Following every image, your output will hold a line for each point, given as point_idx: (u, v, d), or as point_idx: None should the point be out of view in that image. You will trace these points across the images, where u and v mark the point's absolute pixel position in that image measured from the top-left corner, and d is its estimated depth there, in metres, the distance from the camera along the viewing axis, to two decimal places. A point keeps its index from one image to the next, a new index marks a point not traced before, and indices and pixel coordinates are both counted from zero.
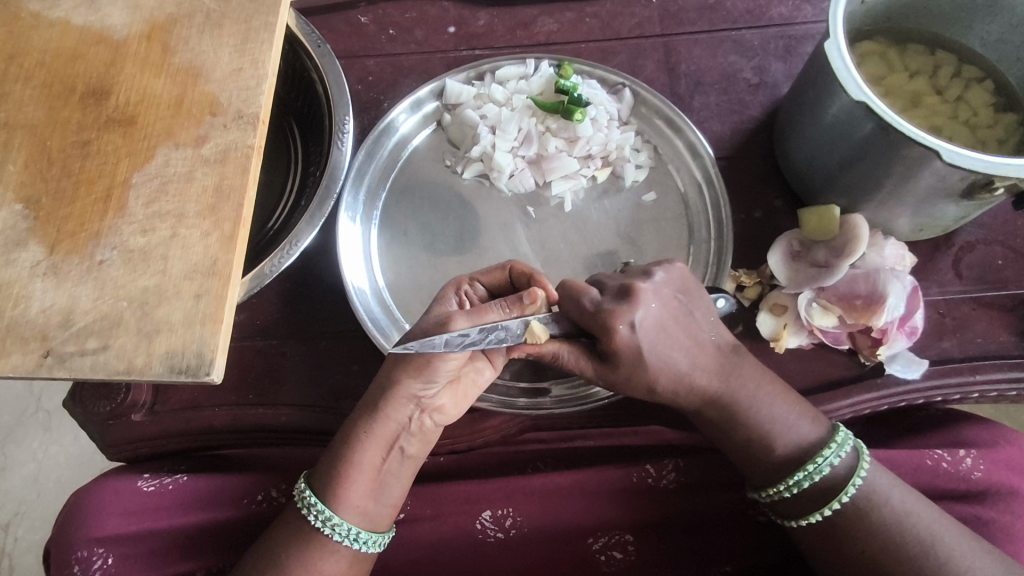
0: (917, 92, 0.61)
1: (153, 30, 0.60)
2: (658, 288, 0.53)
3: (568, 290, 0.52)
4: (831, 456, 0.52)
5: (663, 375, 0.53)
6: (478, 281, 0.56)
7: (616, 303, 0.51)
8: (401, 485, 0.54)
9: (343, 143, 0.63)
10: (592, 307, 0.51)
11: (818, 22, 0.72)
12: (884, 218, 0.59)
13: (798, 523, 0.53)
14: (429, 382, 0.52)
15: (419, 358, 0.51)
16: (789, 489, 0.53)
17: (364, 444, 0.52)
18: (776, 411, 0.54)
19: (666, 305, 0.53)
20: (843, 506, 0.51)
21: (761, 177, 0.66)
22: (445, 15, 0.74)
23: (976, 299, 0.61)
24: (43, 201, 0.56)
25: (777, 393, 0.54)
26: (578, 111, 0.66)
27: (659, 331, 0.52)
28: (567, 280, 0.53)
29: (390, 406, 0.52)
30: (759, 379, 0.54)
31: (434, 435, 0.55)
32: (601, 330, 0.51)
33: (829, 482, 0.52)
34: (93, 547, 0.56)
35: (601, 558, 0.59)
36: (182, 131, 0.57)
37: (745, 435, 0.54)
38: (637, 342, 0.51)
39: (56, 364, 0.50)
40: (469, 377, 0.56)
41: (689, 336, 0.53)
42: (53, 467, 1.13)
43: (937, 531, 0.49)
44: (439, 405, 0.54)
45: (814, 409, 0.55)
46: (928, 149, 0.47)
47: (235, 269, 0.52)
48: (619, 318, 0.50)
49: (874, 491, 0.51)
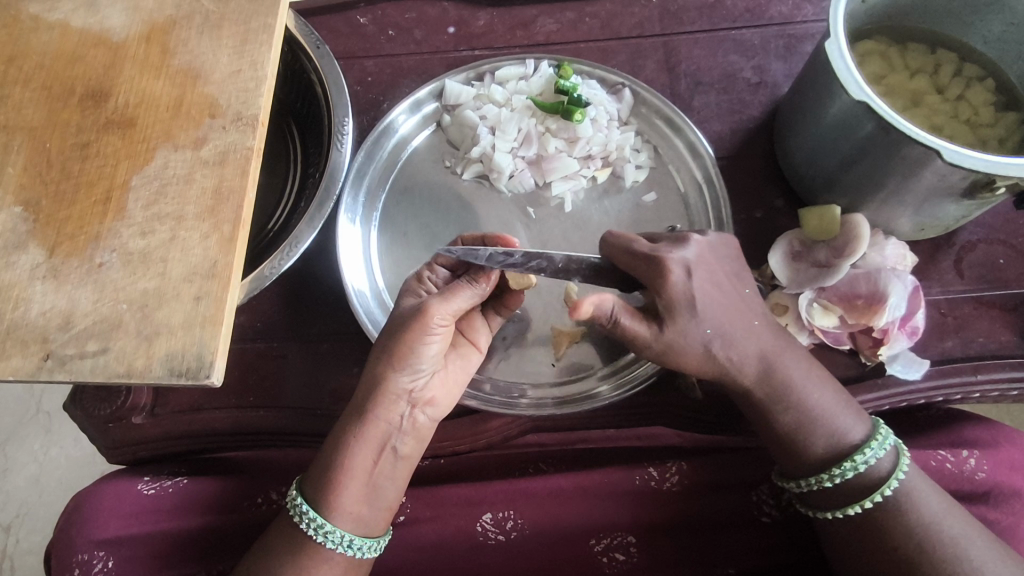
0: (918, 91, 0.61)
1: (152, 31, 0.60)
2: (711, 246, 0.54)
3: (616, 238, 0.54)
4: (876, 449, 0.51)
5: (719, 335, 0.51)
6: (438, 264, 0.55)
7: (669, 250, 0.52)
8: (397, 488, 0.53)
9: (343, 144, 0.63)
10: (646, 250, 0.52)
11: (819, 21, 0.71)
12: (886, 218, 0.59)
13: (833, 515, 0.52)
14: (416, 372, 0.52)
15: (402, 348, 0.51)
16: (832, 479, 0.52)
17: (353, 447, 0.50)
18: (813, 400, 0.53)
19: (716, 262, 0.53)
20: (883, 500, 0.50)
21: (762, 177, 0.66)
22: (444, 15, 0.74)
23: (978, 299, 0.61)
24: (42, 203, 0.55)
25: (820, 379, 0.54)
26: (578, 111, 0.66)
27: (714, 288, 0.52)
28: (615, 231, 0.55)
29: (378, 405, 0.51)
30: (803, 361, 0.54)
31: (428, 432, 0.54)
32: (650, 271, 0.52)
33: (869, 476, 0.51)
34: (94, 550, 0.57)
35: (604, 560, 0.59)
36: (181, 133, 0.57)
37: (791, 421, 0.53)
38: (692, 292, 0.51)
39: (56, 366, 0.50)
40: (456, 364, 0.56)
41: (744, 304, 0.53)
42: (54, 469, 1.13)
43: (963, 534, 0.49)
44: (429, 398, 0.53)
45: (855, 403, 0.55)
46: (929, 149, 0.47)
47: (234, 271, 0.52)
48: (672, 260, 0.51)
49: (913, 489, 0.50)
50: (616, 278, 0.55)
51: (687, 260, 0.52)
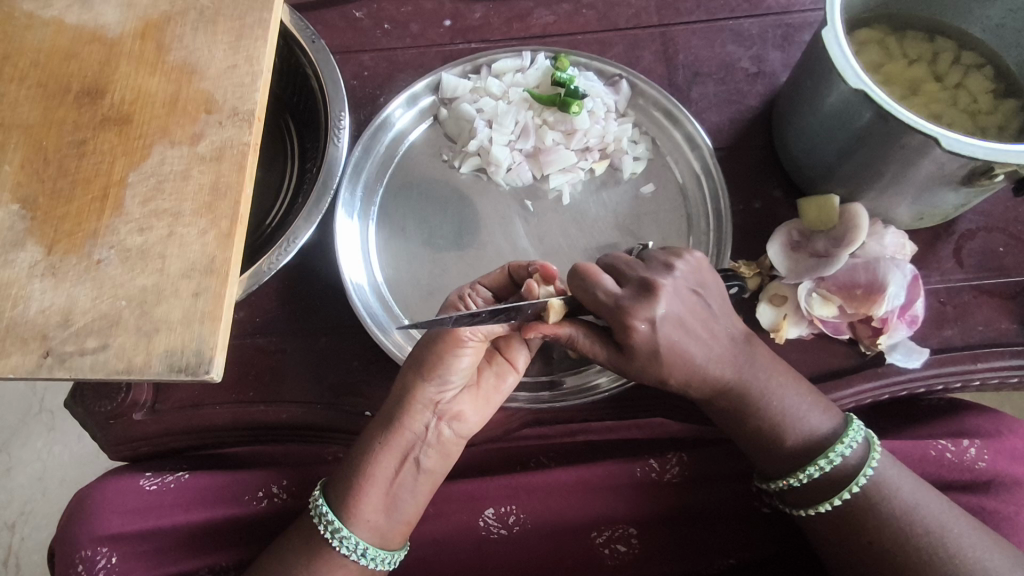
0: (917, 79, 0.61)
1: (146, 27, 0.60)
2: (676, 284, 0.51)
3: (582, 276, 0.50)
4: (844, 446, 0.52)
5: (679, 364, 0.51)
6: (481, 285, 0.55)
7: (634, 301, 0.49)
8: (418, 502, 0.53)
9: (339, 138, 0.63)
10: (610, 300, 0.49)
11: (816, 9, 0.71)
12: (884, 206, 0.58)
13: (807, 512, 0.53)
14: (444, 383, 0.53)
15: (433, 358, 0.52)
16: (799, 480, 0.52)
17: (377, 454, 0.51)
18: (792, 401, 0.53)
19: (684, 303, 0.50)
20: (853, 497, 0.51)
21: (760, 168, 0.66)
22: (440, 8, 0.74)
23: (977, 287, 0.61)
24: (40, 200, 0.55)
25: (791, 382, 0.54)
26: (575, 103, 0.66)
27: (679, 327, 0.50)
28: (582, 265, 0.50)
29: (405, 414, 0.52)
30: (768, 367, 0.54)
31: (453, 449, 0.55)
32: (615, 323, 0.49)
33: (839, 473, 0.52)
34: (98, 547, 0.57)
35: (605, 552, 0.59)
36: (178, 129, 0.56)
37: (756, 426, 0.53)
38: (655, 341, 0.49)
39: (55, 364, 0.50)
40: (489, 382, 0.56)
41: (706, 330, 0.51)
42: (57, 467, 1.13)
43: (944, 523, 0.49)
44: (457, 413, 0.54)
45: (827, 401, 0.55)
46: (928, 137, 0.47)
47: (233, 267, 0.52)
48: (637, 315, 0.48)
49: (884, 483, 0.50)
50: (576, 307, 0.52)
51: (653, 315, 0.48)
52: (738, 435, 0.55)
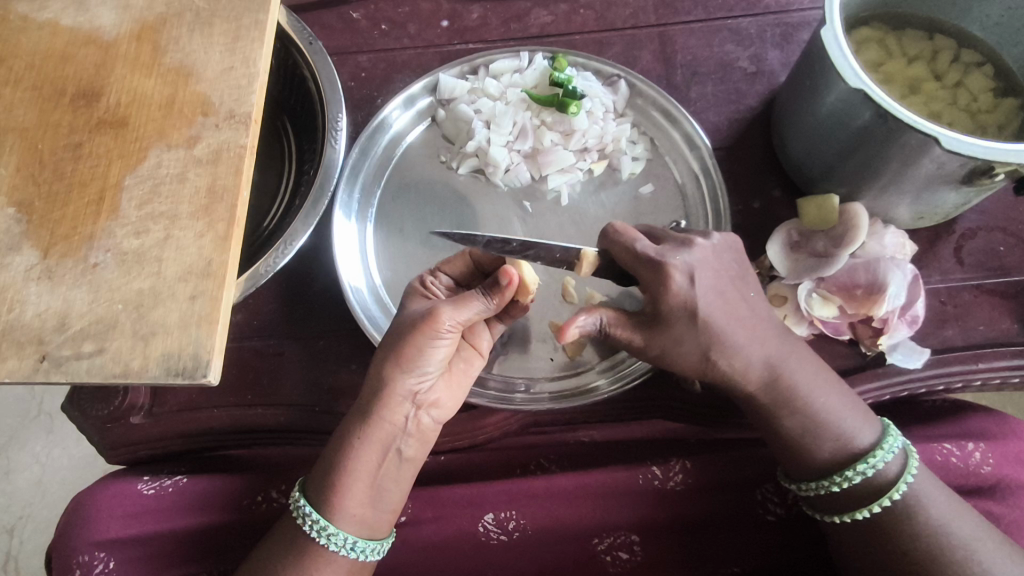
0: (917, 78, 0.61)
1: (142, 29, 0.60)
2: (717, 248, 0.52)
3: (620, 234, 0.52)
4: (886, 453, 0.51)
5: (720, 343, 0.50)
6: (442, 272, 0.57)
7: (673, 253, 0.50)
8: (401, 489, 0.53)
9: (336, 140, 0.63)
10: (650, 252, 0.50)
11: (815, 8, 0.71)
12: (884, 206, 0.58)
13: (842, 519, 0.52)
14: (422, 373, 0.51)
15: (410, 349, 0.50)
16: (839, 485, 0.51)
17: (357, 450, 0.50)
18: (831, 401, 0.52)
19: (722, 268, 0.51)
20: (893, 504, 0.50)
21: (760, 169, 0.66)
22: (437, 8, 0.73)
23: (978, 286, 0.61)
24: (35, 204, 0.55)
25: (830, 381, 0.53)
26: (573, 104, 0.66)
27: (717, 296, 0.50)
28: (617, 226, 0.53)
29: (384, 407, 0.50)
30: (810, 365, 0.53)
31: (431, 434, 0.54)
32: (653, 277, 0.50)
33: (879, 480, 0.51)
34: (95, 551, 0.57)
35: (607, 559, 0.59)
36: (174, 131, 0.56)
37: (797, 425, 0.52)
38: (694, 299, 0.49)
39: (52, 368, 0.50)
40: (460, 367, 0.55)
41: (748, 311, 0.52)
42: (56, 470, 1.13)
43: (955, 531, 0.49)
44: (435, 401, 0.53)
45: (864, 406, 0.54)
46: (927, 136, 0.47)
47: (230, 269, 0.52)
48: (676, 267, 0.49)
49: (922, 492, 0.50)
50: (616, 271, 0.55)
51: (692, 267, 0.50)
52: (773, 435, 0.54)
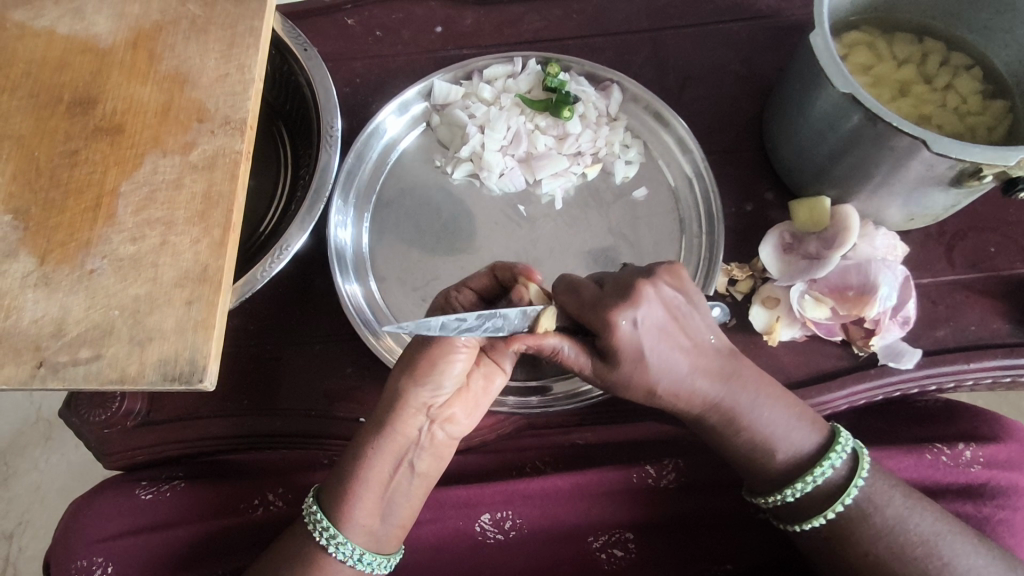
0: (906, 81, 0.61)
1: (138, 37, 0.60)
2: (661, 286, 0.50)
3: (564, 285, 0.50)
4: (833, 458, 0.52)
5: (663, 378, 0.50)
6: (465, 287, 0.53)
7: (616, 300, 0.48)
8: (412, 505, 0.53)
9: (333, 146, 0.63)
10: (591, 300, 0.48)
11: (806, 13, 0.72)
12: (875, 208, 0.59)
13: (801, 527, 0.52)
14: (436, 388, 0.51)
15: (425, 362, 0.51)
16: (794, 494, 0.52)
17: (370, 459, 0.50)
18: (776, 416, 0.52)
19: (666, 307, 0.49)
20: (846, 509, 0.50)
21: (752, 172, 0.66)
22: (432, 14, 0.74)
23: (969, 287, 0.61)
24: (32, 211, 0.56)
25: (775, 398, 0.53)
26: (567, 108, 0.67)
27: (658, 332, 0.49)
28: (565, 277, 0.50)
29: (398, 419, 0.51)
30: (752, 387, 0.52)
31: (446, 449, 0.54)
32: (597, 323, 0.48)
33: (828, 485, 0.52)
34: (93, 556, 0.57)
35: (603, 557, 0.59)
36: (169, 138, 0.56)
37: (747, 442, 0.53)
38: (638, 340, 0.48)
39: (49, 374, 0.51)
40: (479, 386, 0.55)
41: (691, 341, 0.51)
42: (55, 476, 1.13)
43: (944, 532, 0.49)
44: (450, 417, 0.53)
45: (812, 412, 0.54)
46: (915, 138, 0.47)
47: (226, 275, 0.52)
48: (620, 314, 0.47)
49: (876, 493, 0.50)
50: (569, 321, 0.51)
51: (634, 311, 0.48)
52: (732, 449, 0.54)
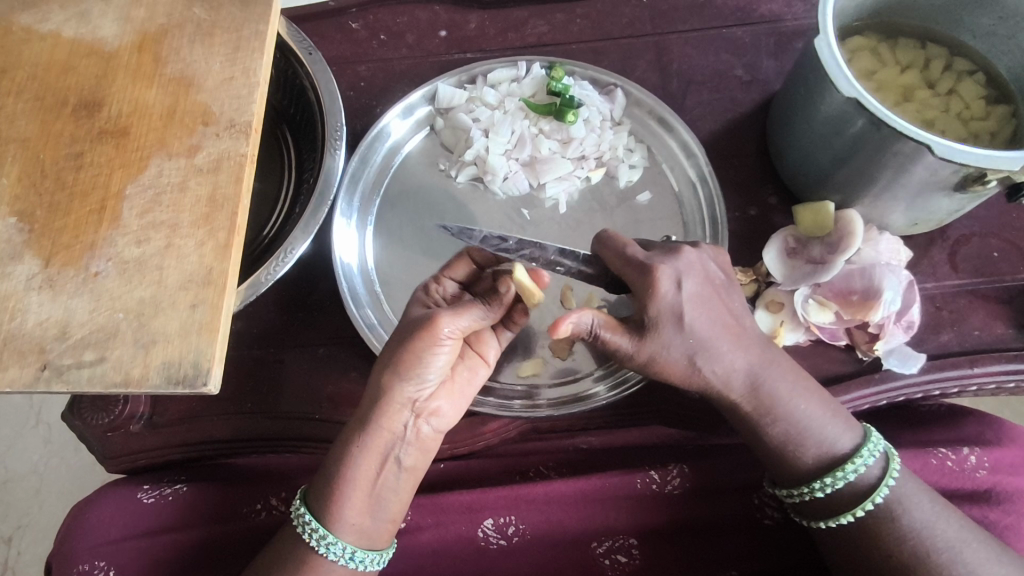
0: (909, 86, 0.61)
1: (144, 40, 0.60)
2: (703, 257, 0.52)
3: (610, 237, 0.53)
4: (866, 457, 0.51)
5: (701, 351, 0.50)
6: (446, 278, 0.55)
7: (662, 258, 0.50)
8: (401, 499, 0.52)
9: (337, 150, 0.63)
10: (639, 256, 0.51)
11: (809, 18, 0.72)
12: (879, 213, 0.59)
13: (826, 524, 0.52)
14: (421, 381, 0.50)
15: (408, 356, 0.49)
16: (824, 490, 0.52)
17: (355, 459, 0.49)
18: (809, 410, 0.52)
19: (708, 278, 0.52)
20: (876, 508, 0.50)
21: (756, 176, 0.66)
22: (436, 18, 0.74)
23: (973, 291, 0.61)
24: (37, 213, 0.56)
25: (807, 390, 0.53)
26: (571, 112, 0.66)
27: (702, 300, 0.50)
28: (609, 233, 0.53)
29: (382, 415, 0.49)
30: (790, 376, 0.53)
31: (432, 442, 0.53)
32: (641, 281, 0.50)
33: (860, 484, 0.51)
34: (95, 560, 0.57)
35: (606, 563, 0.59)
36: (175, 141, 0.57)
37: (780, 434, 0.52)
38: (681, 305, 0.49)
39: (53, 377, 0.50)
40: (463, 376, 0.55)
41: (732, 321, 0.52)
42: (55, 479, 1.13)
43: (960, 536, 0.49)
44: (435, 410, 0.52)
45: (846, 412, 0.54)
46: (920, 143, 0.47)
47: (230, 278, 0.52)
48: (665, 272, 0.49)
49: (903, 496, 0.50)
50: (602, 272, 0.55)
51: (678, 271, 0.50)
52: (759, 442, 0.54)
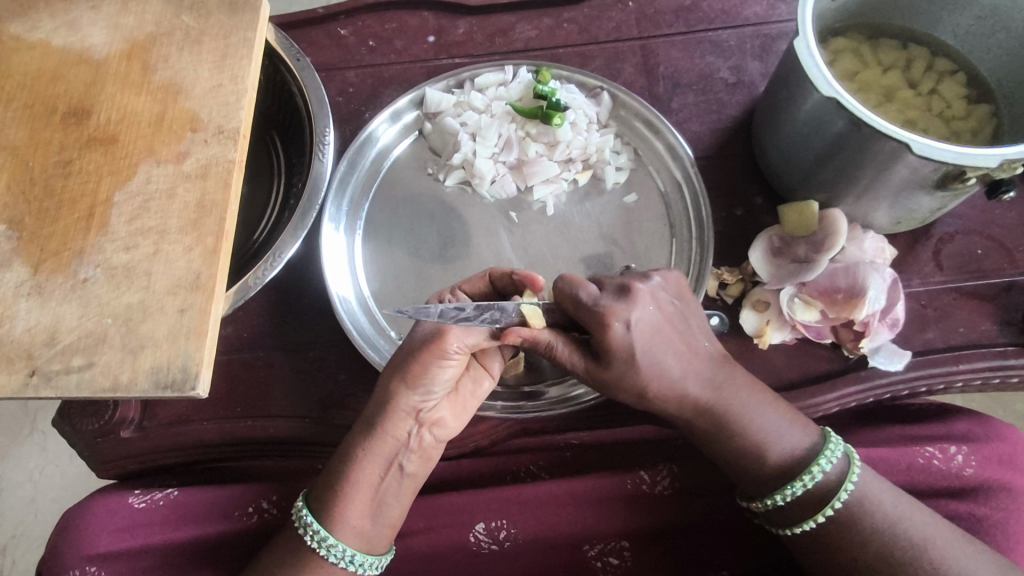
0: (892, 86, 0.62)
1: (132, 48, 0.61)
2: (655, 290, 0.52)
3: (565, 283, 0.51)
4: (823, 463, 0.52)
5: (653, 378, 0.52)
6: (460, 291, 0.56)
7: (613, 301, 0.50)
8: (401, 505, 0.52)
9: (324, 154, 0.64)
10: (591, 301, 0.50)
11: (792, 20, 0.73)
12: (863, 212, 0.59)
13: (792, 531, 0.53)
14: (427, 392, 0.52)
15: (416, 367, 0.51)
16: (784, 498, 0.52)
17: (360, 461, 0.50)
18: (768, 420, 0.53)
19: (662, 310, 0.52)
20: (836, 513, 0.51)
21: (741, 177, 0.67)
22: (423, 24, 0.75)
23: (958, 289, 0.62)
24: (26, 220, 0.56)
25: (768, 402, 0.54)
26: (557, 115, 0.66)
27: (654, 335, 0.51)
28: (565, 275, 0.52)
29: (388, 422, 0.51)
30: (744, 389, 0.54)
31: (435, 452, 0.54)
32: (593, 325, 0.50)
33: (819, 490, 0.52)
34: (85, 566, 0.57)
35: (598, 564, 0.59)
36: (163, 147, 0.57)
37: (737, 447, 0.53)
38: (630, 342, 0.50)
39: (42, 383, 0.51)
40: (467, 389, 0.55)
41: (685, 347, 0.53)
42: (49, 488, 1.13)
43: (925, 535, 0.49)
44: (439, 419, 0.53)
45: (804, 418, 0.55)
46: (899, 142, 0.48)
47: (219, 282, 0.53)
48: (614, 314, 0.49)
49: (865, 497, 0.51)
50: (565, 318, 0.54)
51: (629, 315, 0.50)
52: (717, 455, 0.55)
